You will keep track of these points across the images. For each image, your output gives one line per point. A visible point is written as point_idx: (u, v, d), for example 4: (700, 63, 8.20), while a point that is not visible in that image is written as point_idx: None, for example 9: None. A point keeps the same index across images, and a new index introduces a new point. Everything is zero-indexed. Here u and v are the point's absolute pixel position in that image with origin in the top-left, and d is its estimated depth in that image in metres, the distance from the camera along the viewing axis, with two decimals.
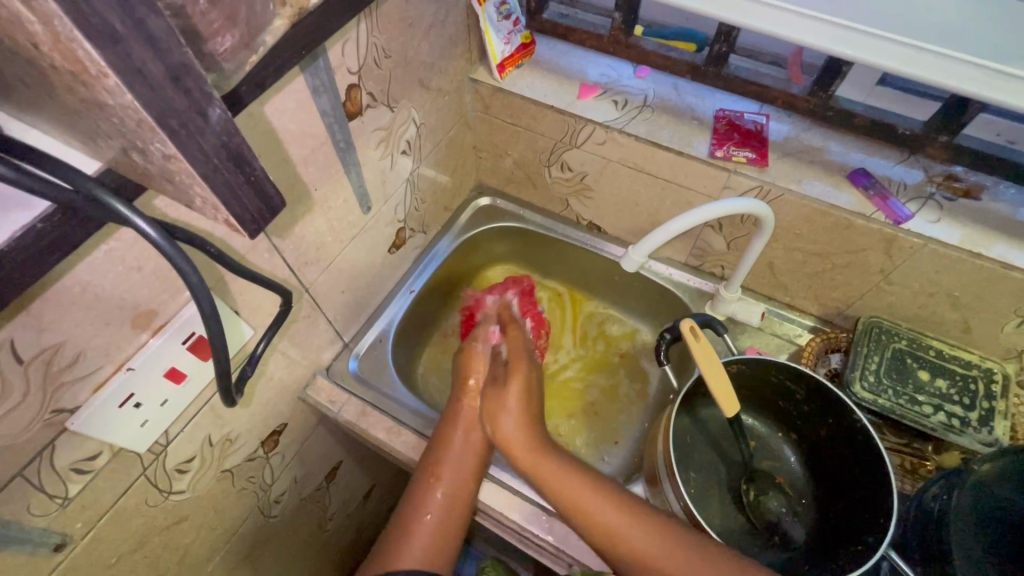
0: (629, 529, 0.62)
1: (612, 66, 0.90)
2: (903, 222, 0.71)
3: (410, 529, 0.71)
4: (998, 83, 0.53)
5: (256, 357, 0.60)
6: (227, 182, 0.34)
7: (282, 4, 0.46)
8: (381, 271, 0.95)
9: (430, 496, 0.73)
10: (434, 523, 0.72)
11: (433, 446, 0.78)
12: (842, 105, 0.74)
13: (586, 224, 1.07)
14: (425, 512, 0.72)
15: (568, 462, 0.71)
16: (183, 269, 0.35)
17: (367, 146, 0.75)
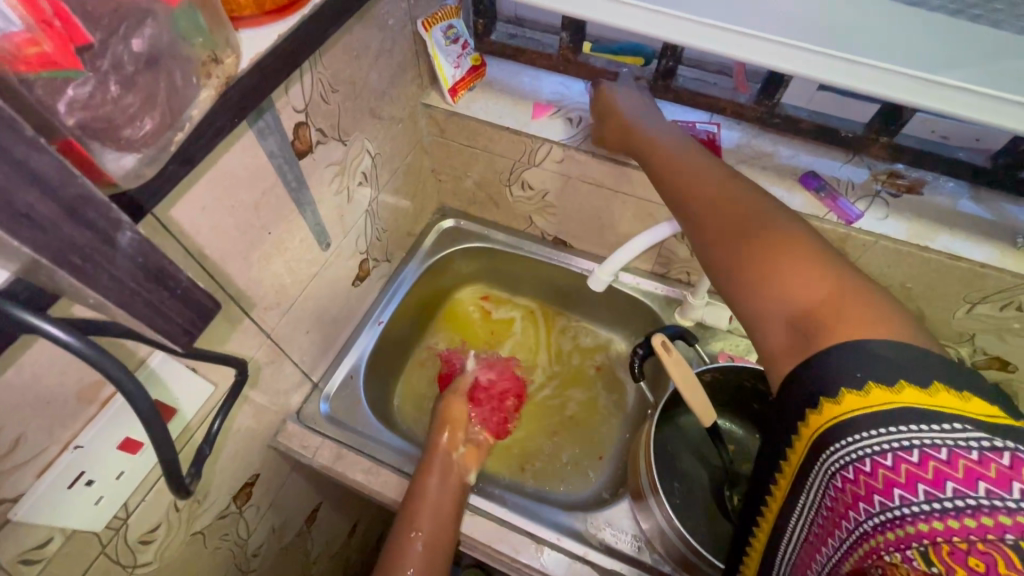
0: (724, 193, 0.54)
1: (564, 83, 0.90)
2: (854, 221, 0.74)
3: None
4: (928, 91, 0.56)
5: (213, 435, 0.56)
6: (148, 303, 0.36)
7: (208, 75, 0.42)
8: (346, 306, 0.92)
9: (410, 550, 0.70)
10: None
11: (404, 506, 0.75)
12: (788, 112, 0.76)
13: (552, 239, 1.07)
14: (406, 567, 0.69)
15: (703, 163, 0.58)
16: (109, 372, 0.33)
17: (320, 183, 0.73)
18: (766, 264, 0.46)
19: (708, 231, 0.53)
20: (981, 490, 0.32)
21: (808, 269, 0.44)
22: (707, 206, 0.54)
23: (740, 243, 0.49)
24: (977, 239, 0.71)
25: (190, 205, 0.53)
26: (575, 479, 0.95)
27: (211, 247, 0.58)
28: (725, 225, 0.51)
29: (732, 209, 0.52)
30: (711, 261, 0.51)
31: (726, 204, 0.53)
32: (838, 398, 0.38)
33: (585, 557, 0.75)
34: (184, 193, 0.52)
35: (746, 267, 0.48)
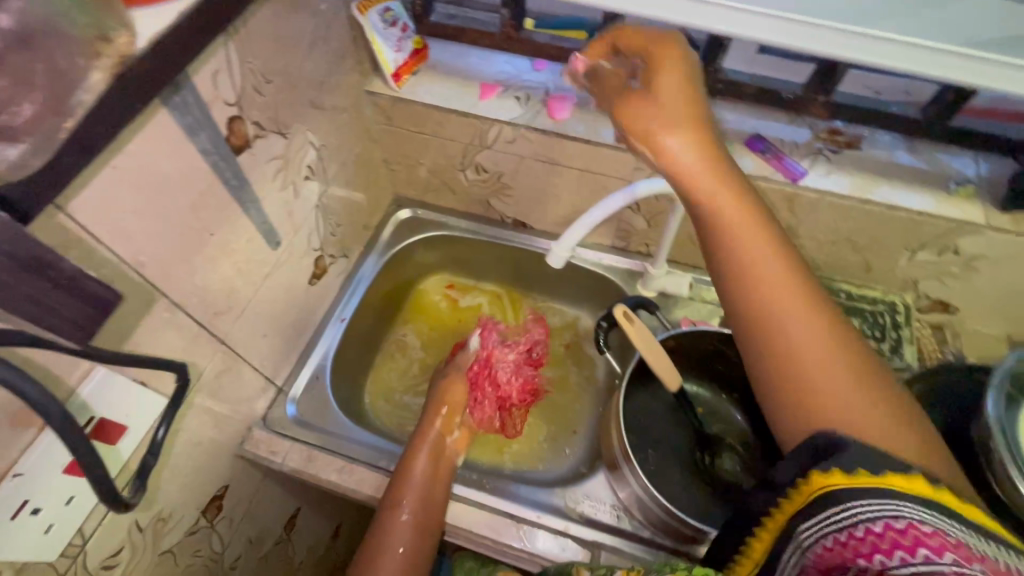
0: (779, 280, 0.45)
1: (509, 62, 0.89)
2: (799, 179, 0.76)
3: (376, 559, 0.68)
4: (866, 45, 0.57)
5: (157, 444, 0.56)
6: (29, 296, 0.39)
7: (99, 55, 0.39)
8: (305, 306, 0.89)
9: (396, 522, 0.70)
10: (404, 558, 0.69)
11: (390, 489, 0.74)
12: (729, 76, 0.76)
13: (511, 222, 1.06)
14: (394, 540, 0.69)
15: (751, 218, 0.47)
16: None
17: (263, 179, 0.70)
18: (817, 385, 0.42)
19: (756, 298, 0.45)
20: (920, 557, 0.32)
21: (864, 398, 0.41)
22: (764, 278, 0.45)
23: (790, 357, 0.43)
24: (915, 189, 0.74)
25: (119, 209, 0.50)
26: (553, 457, 0.96)
27: (149, 252, 0.55)
28: (776, 330, 0.44)
29: (781, 279, 0.45)
30: (744, 330, 0.46)
31: (778, 298, 0.45)
32: (854, 470, 0.37)
33: (565, 531, 0.76)
34: (113, 197, 0.49)
35: (786, 363, 0.43)
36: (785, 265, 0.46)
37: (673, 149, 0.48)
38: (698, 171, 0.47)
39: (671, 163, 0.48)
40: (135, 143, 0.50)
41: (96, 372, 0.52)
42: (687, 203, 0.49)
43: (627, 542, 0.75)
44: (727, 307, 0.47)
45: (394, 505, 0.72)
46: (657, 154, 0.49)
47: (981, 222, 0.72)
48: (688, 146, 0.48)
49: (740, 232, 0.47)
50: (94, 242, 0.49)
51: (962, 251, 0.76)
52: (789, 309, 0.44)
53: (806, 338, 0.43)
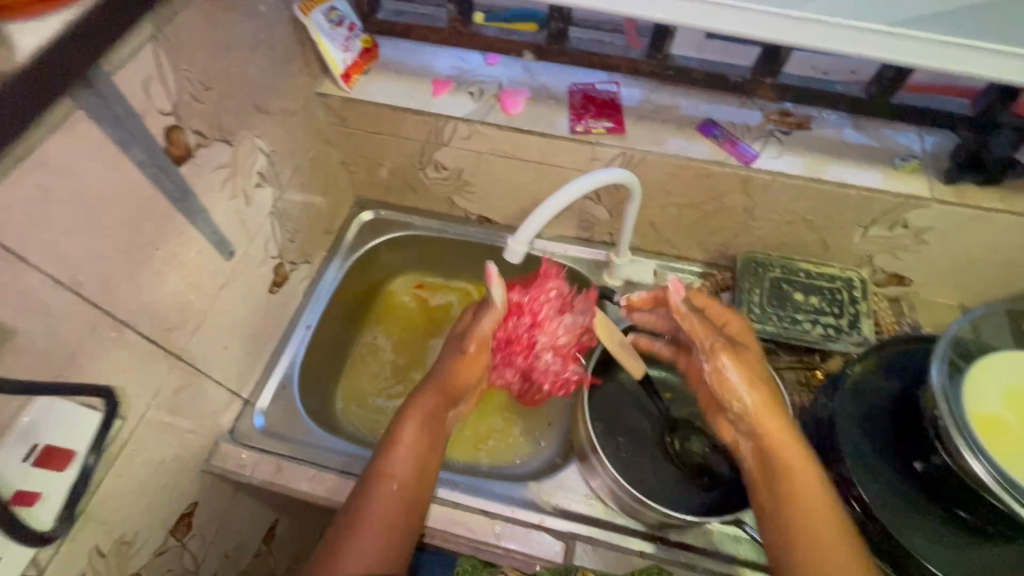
0: (808, 475, 0.58)
1: (461, 57, 0.88)
2: (751, 161, 0.77)
3: (354, 527, 0.64)
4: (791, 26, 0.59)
5: (88, 470, 0.56)
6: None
7: None
8: (267, 316, 0.88)
9: (381, 490, 0.67)
10: (387, 527, 0.65)
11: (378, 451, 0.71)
12: (680, 64, 0.78)
13: (476, 218, 1.05)
14: (377, 508, 0.66)
15: (807, 465, 0.59)
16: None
17: (209, 189, 0.68)
18: (818, 525, 0.55)
19: (797, 498, 0.57)
20: None
21: (842, 547, 0.54)
22: (807, 503, 0.56)
23: (810, 513, 0.56)
24: (863, 166, 0.76)
25: (48, 229, 0.48)
26: (529, 451, 0.96)
27: (87, 271, 0.53)
28: (811, 531, 0.55)
29: (818, 499, 0.57)
30: (773, 518, 0.58)
31: (808, 503, 0.56)
32: None
33: (540, 525, 0.77)
34: (40, 216, 0.47)
35: (797, 534, 0.56)
36: (823, 498, 0.57)
37: (736, 387, 0.61)
38: (760, 407, 0.60)
39: (748, 414, 0.61)
40: (60, 159, 0.48)
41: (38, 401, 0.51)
42: (747, 424, 0.61)
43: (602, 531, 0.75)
44: (756, 493, 0.61)
45: (382, 467, 0.69)
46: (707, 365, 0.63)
47: (927, 196, 0.73)
48: (746, 387, 0.61)
49: (792, 461, 0.59)
50: (23, 264, 0.47)
51: (911, 224, 0.78)
52: (804, 468, 0.58)
53: (822, 528, 0.55)
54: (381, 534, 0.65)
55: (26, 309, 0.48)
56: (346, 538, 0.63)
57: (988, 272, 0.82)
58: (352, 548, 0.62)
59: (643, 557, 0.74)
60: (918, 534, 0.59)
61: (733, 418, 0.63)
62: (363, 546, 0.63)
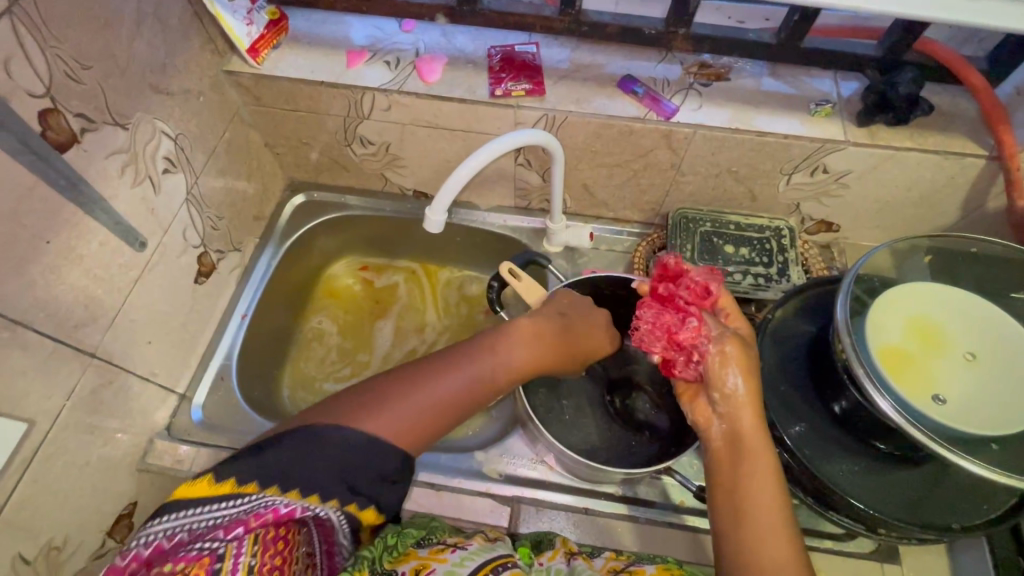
0: (767, 482, 0.54)
1: (376, 26, 0.85)
2: (671, 116, 0.76)
3: (412, 387, 0.58)
4: None
5: None
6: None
7: None
8: (194, 309, 0.85)
9: (455, 364, 0.61)
10: (436, 402, 0.58)
11: (491, 341, 0.64)
12: (592, 18, 0.75)
13: (412, 193, 1.03)
14: (441, 377, 0.60)
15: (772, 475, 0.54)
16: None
17: (104, 176, 0.64)
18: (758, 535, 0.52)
19: (745, 501, 0.53)
20: None
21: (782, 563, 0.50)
22: (760, 515, 0.53)
23: (755, 519, 0.52)
24: (781, 114, 0.76)
25: None
26: (481, 422, 0.97)
27: None
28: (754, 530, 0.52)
29: (773, 490, 0.53)
30: (724, 491, 0.55)
31: (760, 507, 0.53)
32: None
33: (487, 492, 0.77)
34: None
35: (747, 515, 0.53)
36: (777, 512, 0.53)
37: (730, 377, 0.57)
38: (742, 399, 0.57)
39: (733, 399, 0.57)
40: None
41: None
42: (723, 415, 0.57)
43: (548, 493, 0.77)
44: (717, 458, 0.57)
45: (480, 347, 0.63)
46: (724, 354, 0.57)
47: (841, 139, 0.74)
48: (742, 374, 0.56)
49: (754, 446, 0.55)
50: None
51: (831, 169, 0.79)
52: (762, 479, 0.54)
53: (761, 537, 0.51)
54: (429, 403, 0.58)
55: None
56: (394, 405, 0.56)
57: (906, 211, 0.84)
58: (388, 424, 0.55)
59: (586, 512, 0.76)
60: (836, 463, 0.61)
61: (710, 401, 0.59)
62: (411, 404, 0.57)
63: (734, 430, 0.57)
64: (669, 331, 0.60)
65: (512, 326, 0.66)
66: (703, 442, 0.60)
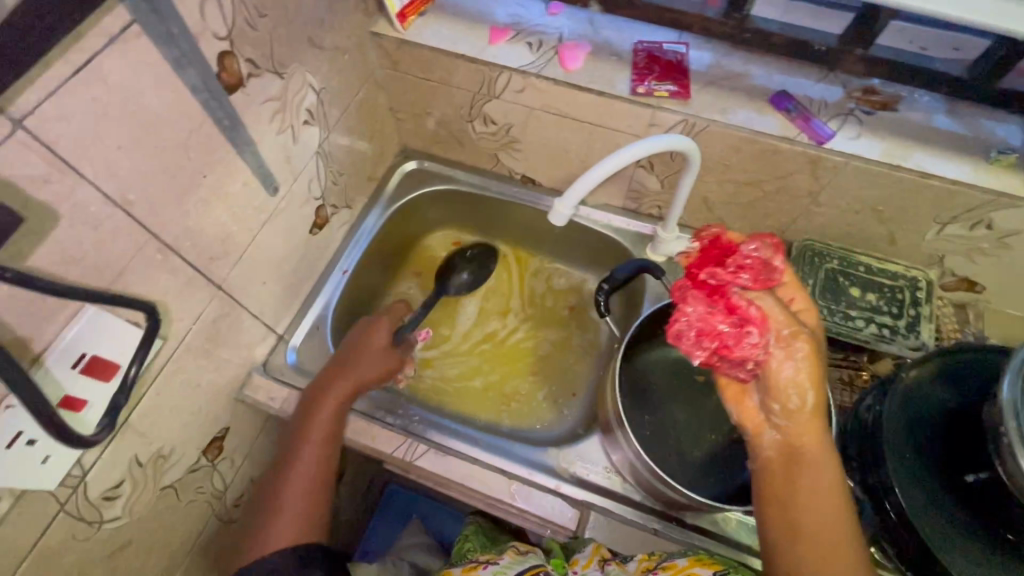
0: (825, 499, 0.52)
1: (522, 5, 0.84)
2: (826, 141, 0.70)
3: (279, 490, 0.71)
4: None
5: (129, 383, 0.55)
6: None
7: None
8: (304, 257, 0.88)
9: (299, 451, 0.73)
10: (305, 485, 0.71)
11: (303, 429, 0.74)
12: (759, 25, 0.70)
13: (520, 177, 1.02)
14: (297, 466, 0.72)
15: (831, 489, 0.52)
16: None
17: (257, 121, 0.67)
18: (813, 553, 0.51)
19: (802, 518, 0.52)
20: None
21: None
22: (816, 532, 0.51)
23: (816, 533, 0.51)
24: (949, 157, 0.69)
25: (104, 145, 0.49)
26: (551, 417, 0.96)
27: (138, 190, 0.54)
28: (813, 549, 0.51)
29: (833, 505, 0.52)
30: (775, 501, 0.54)
31: (820, 524, 0.51)
32: None
33: (556, 490, 0.77)
34: (96, 131, 0.48)
35: (802, 531, 0.52)
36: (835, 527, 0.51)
37: (803, 391, 0.52)
38: (807, 413, 0.53)
39: (796, 413, 0.53)
40: (115, 75, 0.48)
41: (132, 326, 0.56)
42: (780, 421, 0.54)
43: (617, 503, 0.76)
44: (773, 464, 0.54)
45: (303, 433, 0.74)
46: (796, 359, 0.52)
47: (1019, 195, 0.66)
48: (810, 389, 0.52)
49: (816, 463, 0.53)
50: (76, 177, 0.48)
51: (996, 226, 0.71)
52: (818, 492, 0.52)
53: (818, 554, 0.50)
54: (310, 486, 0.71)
55: (76, 221, 0.49)
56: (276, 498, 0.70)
57: None
58: (286, 530, 0.68)
59: (655, 534, 0.73)
60: (957, 549, 0.55)
61: (766, 409, 0.54)
62: (284, 510, 0.69)
63: (791, 441, 0.53)
64: (721, 338, 0.52)
65: (297, 430, 0.75)
66: (752, 443, 0.56)
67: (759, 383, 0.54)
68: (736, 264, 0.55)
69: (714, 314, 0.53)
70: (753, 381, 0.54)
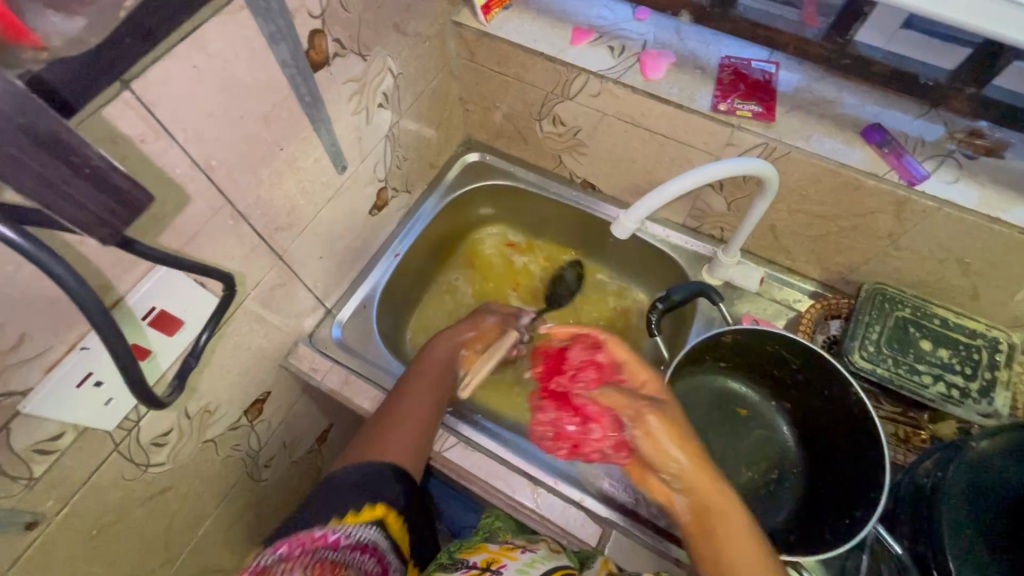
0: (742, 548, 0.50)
1: (608, 8, 0.82)
2: (917, 182, 0.66)
3: (389, 425, 0.67)
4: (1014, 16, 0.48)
5: (199, 348, 0.58)
6: (40, 177, 0.33)
7: None
8: (361, 236, 0.90)
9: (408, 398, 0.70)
10: (414, 431, 0.68)
11: (410, 378, 0.73)
12: (862, 53, 0.67)
13: (580, 181, 1.01)
14: (405, 408, 0.69)
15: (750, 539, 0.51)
16: (54, 270, 0.34)
17: (337, 101, 0.68)
18: None
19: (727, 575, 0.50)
20: None
21: None
22: None
23: None
24: None
25: (196, 110, 0.51)
26: None
27: (220, 157, 0.56)
28: None
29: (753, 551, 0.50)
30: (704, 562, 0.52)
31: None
32: None
33: (579, 503, 0.76)
34: (189, 98, 0.50)
35: None
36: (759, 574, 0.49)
37: (667, 449, 0.54)
38: (690, 468, 0.54)
39: (681, 470, 0.54)
40: (215, 45, 0.50)
41: (210, 294, 0.60)
42: (678, 485, 0.55)
43: (640, 525, 0.74)
44: (693, 529, 0.54)
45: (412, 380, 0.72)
46: (647, 428, 0.55)
47: None
48: (674, 445, 0.54)
49: (722, 510, 0.52)
50: (167, 140, 0.50)
51: None
52: (732, 532, 0.51)
53: None
54: (417, 428, 0.68)
55: (161, 180, 0.51)
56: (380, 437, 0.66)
57: None
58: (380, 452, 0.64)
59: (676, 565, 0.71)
60: None
61: (664, 480, 0.56)
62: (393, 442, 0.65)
63: (694, 497, 0.54)
64: (575, 437, 0.64)
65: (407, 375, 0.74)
66: (674, 515, 0.56)
67: (639, 457, 0.58)
68: (573, 369, 0.64)
69: (560, 418, 0.64)
70: (637, 462, 0.59)
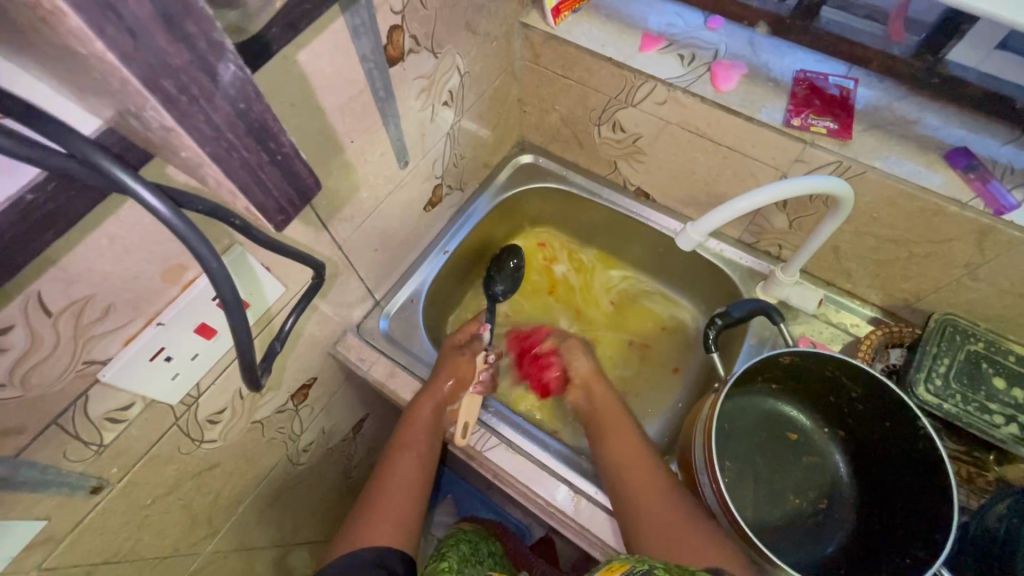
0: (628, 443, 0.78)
1: (679, 15, 0.81)
2: (1005, 212, 0.63)
3: (379, 498, 0.72)
4: None
5: (285, 334, 0.57)
6: (241, 165, 0.34)
7: None
8: (413, 231, 0.91)
9: (399, 462, 0.76)
10: (402, 495, 0.72)
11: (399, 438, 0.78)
12: (952, 71, 0.64)
13: (633, 190, 0.99)
14: (392, 474, 0.74)
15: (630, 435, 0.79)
16: (199, 251, 0.33)
17: (406, 96, 0.69)
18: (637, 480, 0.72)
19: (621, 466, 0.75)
20: None
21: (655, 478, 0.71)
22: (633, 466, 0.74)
23: (635, 471, 0.73)
24: None
25: (280, 99, 0.52)
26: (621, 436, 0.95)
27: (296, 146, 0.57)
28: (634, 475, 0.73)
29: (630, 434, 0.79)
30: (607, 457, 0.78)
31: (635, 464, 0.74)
32: None
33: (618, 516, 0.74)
34: (276, 86, 0.51)
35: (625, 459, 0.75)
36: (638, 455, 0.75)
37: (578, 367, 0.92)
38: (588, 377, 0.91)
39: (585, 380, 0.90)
40: (304, 36, 0.50)
41: (278, 281, 0.61)
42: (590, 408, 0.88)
43: None
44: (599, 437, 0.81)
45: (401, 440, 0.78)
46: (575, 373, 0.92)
47: None
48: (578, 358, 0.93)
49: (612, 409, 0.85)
50: None
51: None
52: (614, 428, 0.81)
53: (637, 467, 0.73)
54: (405, 496, 0.73)
55: None
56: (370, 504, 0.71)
57: None
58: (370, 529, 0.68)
59: None
60: None
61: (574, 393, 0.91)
62: (386, 510, 0.70)
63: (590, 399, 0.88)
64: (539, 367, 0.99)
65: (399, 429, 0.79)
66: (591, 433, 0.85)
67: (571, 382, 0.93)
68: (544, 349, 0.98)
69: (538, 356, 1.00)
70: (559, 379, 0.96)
